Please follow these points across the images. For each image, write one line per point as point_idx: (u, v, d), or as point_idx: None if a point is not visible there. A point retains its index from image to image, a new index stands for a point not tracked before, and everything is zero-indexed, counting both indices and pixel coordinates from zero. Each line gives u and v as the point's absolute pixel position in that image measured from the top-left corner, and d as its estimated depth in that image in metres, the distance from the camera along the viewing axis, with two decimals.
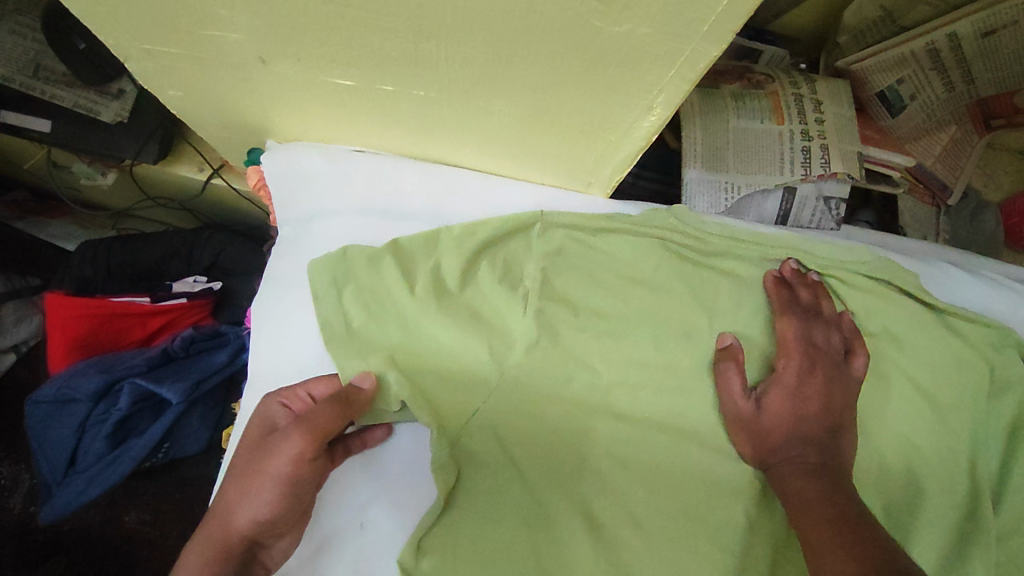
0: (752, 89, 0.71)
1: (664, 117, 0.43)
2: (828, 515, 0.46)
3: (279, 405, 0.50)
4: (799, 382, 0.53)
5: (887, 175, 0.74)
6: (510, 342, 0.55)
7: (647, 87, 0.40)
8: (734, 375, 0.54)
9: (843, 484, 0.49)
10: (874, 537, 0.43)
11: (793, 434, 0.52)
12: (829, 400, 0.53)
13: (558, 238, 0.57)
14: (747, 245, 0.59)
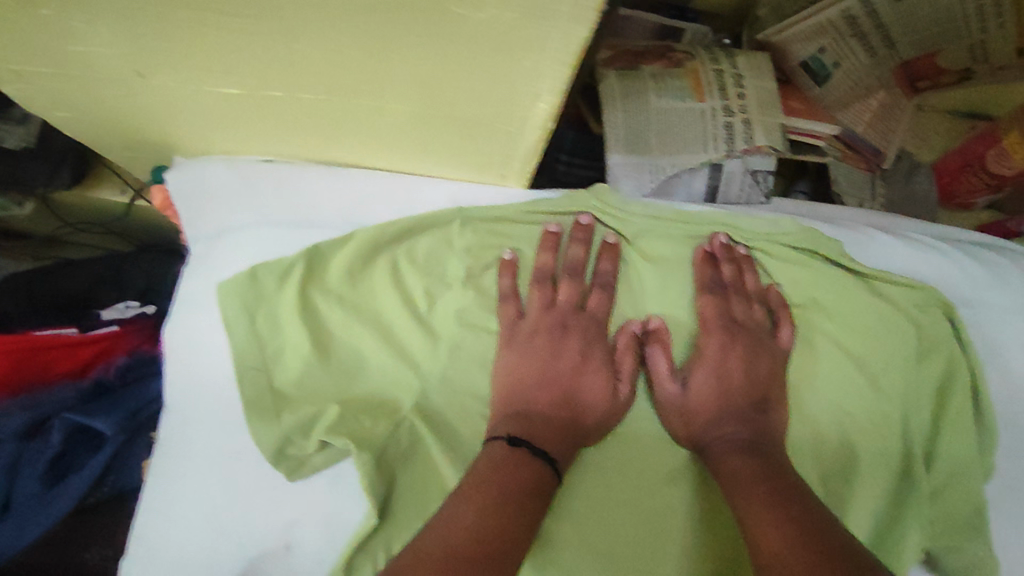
0: (672, 68, 0.69)
1: (554, 103, 0.42)
2: (761, 490, 0.46)
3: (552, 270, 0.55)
4: (722, 356, 0.54)
5: (811, 145, 0.72)
6: (433, 345, 0.54)
7: (528, 75, 0.39)
8: (659, 356, 0.54)
9: (772, 457, 0.49)
10: (806, 509, 0.43)
11: (718, 411, 0.52)
12: (751, 375, 0.54)
13: (478, 232, 0.56)
14: (673, 223, 0.59)
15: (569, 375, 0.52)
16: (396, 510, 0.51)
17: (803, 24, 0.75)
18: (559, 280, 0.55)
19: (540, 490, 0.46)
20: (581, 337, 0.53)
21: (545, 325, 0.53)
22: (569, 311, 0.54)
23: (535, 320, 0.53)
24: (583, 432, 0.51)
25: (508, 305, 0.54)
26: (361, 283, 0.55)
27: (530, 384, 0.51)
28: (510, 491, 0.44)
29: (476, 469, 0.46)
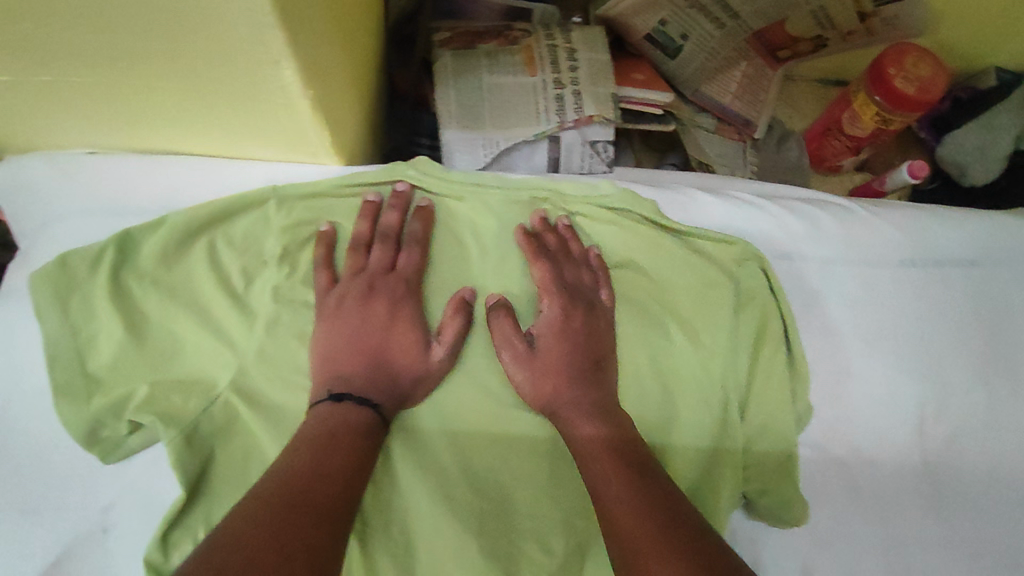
0: (507, 45, 0.71)
1: (297, 76, 0.42)
2: (619, 469, 0.49)
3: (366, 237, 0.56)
4: (566, 334, 0.56)
5: (648, 113, 0.75)
6: (251, 324, 0.55)
7: (260, 54, 0.40)
8: (504, 339, 0.56)
9: (622, 426, 0.52)
10: (654, 483, 0.47)
11: (562, 385, 0.54)
12: (592, 349, 0.56)
13: (293, 210, 0.57)
14: (491, 191, 0.60)
15: (380, 337, 0.53)
16: (217, 485, 0.52)
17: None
18: (371, 244, 0.56)
19: (351, 443, 0.48)
20: (386, 297, 0.54)
21: (354, 290, 0.54)
22: (378, 273, 0.55)
23: (343, 288, 0.54)
24: (403, 386, 0.53)
25: (320, 275, 0.55)
26: (178, 265, 0.56)
27: (339, 347, 0.53)
28: (328, 451, 0.47)
29: (297, 437, 0.48)
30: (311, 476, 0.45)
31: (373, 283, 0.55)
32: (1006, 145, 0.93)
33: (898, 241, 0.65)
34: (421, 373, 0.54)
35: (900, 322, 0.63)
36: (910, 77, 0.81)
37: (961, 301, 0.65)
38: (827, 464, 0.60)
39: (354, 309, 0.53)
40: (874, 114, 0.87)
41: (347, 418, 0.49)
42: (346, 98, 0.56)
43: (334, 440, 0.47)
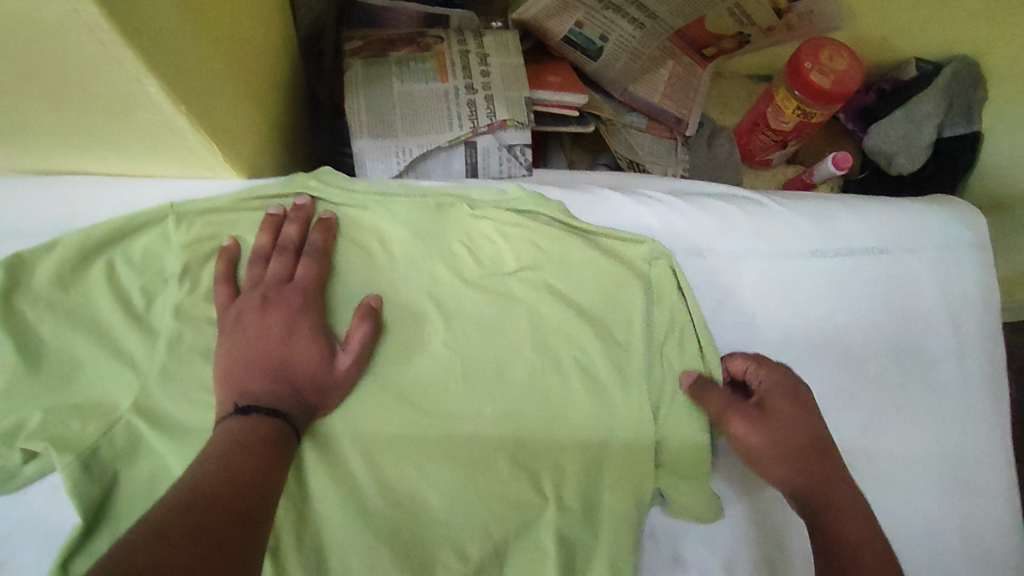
0: (418, 52, 0.72)
1: (160, 87, 0.42)
2: (847, 518, 0.53)
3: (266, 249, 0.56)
4: (773, 400, 0.57)
5: (561, 115, 0.77)
6: (152, 343, 0.54)
7: (122, 72, 0.40)
8: (736, 421, 0.57)
9: (830, 490, 0.55)
10: (859, 534, 0.52)
11: (798, 454, 0.56)
12: (782, 420, 0.57)
13: (193, 225, 0.56)
14: (399, 199, 0.60)
15: (278, 349, 0.51)
16: (119, 509, 0.51)
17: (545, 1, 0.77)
18: (270, 257, 0.55)
19: (264, 450, 0.46)
20: (285, 307, 0.53)
21: (250, 304, 0.53)
22: (274, 285, 0.54)
23: (241, 302, 0.53)
24: (307, 397, 0.52)
25: (221, 291, 0.54)
26: (75, 288, 0.54)
27: (237, 361, 0.51)
28: (240, 457, 0.45)
29: (204, 450, 0.46)
30: (229, 481, 0.43)
31: (270, 294, 0.54)
32: (927, 135, 0.94)
33: (807, 231, 0.66)
34: (325, 384, 0.53)
35: (812, 311, 0.64)
36: (826, 72, 0.83)
37: (872, 287, 0.66)
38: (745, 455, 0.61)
39: (253, 321, 0.52)
40: (795, 108, 0.88)
41: (254, 428, 0.47)
42: (241, 112, 0.56)
43: (243, 450, 0.46)
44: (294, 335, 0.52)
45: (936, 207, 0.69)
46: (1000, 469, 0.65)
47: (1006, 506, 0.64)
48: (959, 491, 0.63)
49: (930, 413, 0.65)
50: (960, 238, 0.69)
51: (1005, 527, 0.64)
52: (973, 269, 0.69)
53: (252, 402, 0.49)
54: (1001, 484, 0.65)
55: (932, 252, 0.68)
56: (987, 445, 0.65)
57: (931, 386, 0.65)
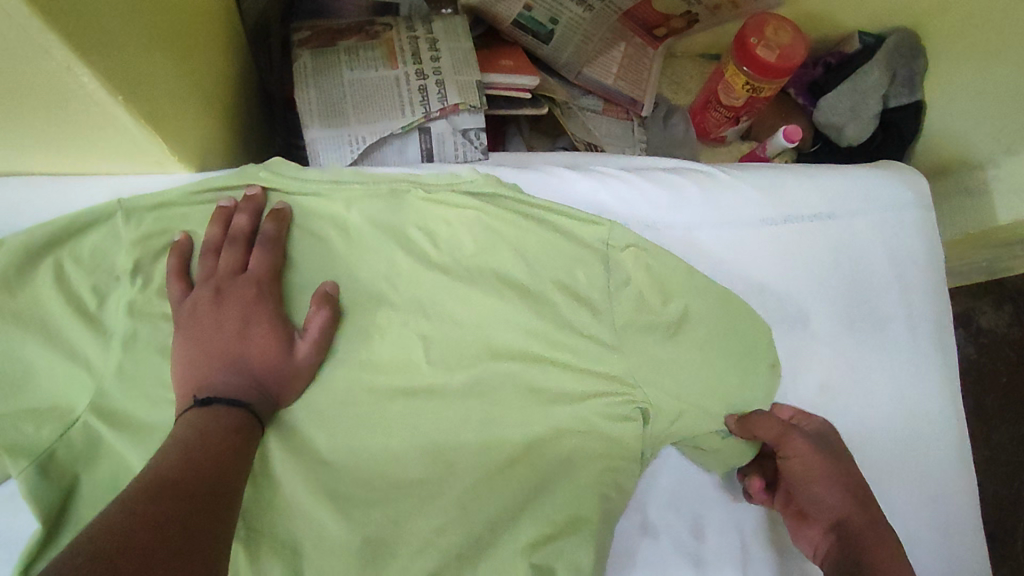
0: (368, 40, 0.71)
1: (93, 76, 0.42)
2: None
3: (218, 242, 0.55)
4: (829, 439, 0.60)
5: (514, 97, 0.77)
6: (106, 342, 0.53)
7: (50, 60, 0.39)
8: (794, 465, 0.58)
9: (874, 528, 0.56)
10: (898, 571, 0.53)
11: (857, 492, 0.58)
12: (841, 459, 0.59)
13: (142, 221, 0.55)
14: (352, 186, 0.60)
15: (236, 342, 0.51)
16: (81, 511, 0.50)
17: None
18: (222, 249, 0.55)
19: (223, 441, 0.46)
20: (239, 298, 0.52)
21: (204, 297, 0.53)
22: (227, 277, 0.53)
23: (194, 295, 0.53)
24: (269, 387, 0.51)
25: (174, 285, 0.54)
26: (21, 290, 0.53)
27: (194, 352, 0.51)
28: (204, 444, 0.45)
29: (167, 441, 0.45)
30: (192, 467, 0.43)
31: (223, 285, 0.53)
32: (873, 106, 0.97)
33: (758, 201, 0.67)
34: (287, 370, 0.53)
35: (764, 279, 0.66)
36: (771, 45, 0.85)
37: (822, 252, 0.68)
38: None
39: (207, 314, 0.52)
40: (744, 84, 0.90)
41: (219, 417, 0.47)
42: (186, 105, 0.55)
43: (209, 439, 0.45)
44: (250, 326, 0.52)
45: (880, 173, 0.72)
46: (949, 420, 0.68)
47: (954, 454, 0.68)
48: (908, 442, 0.67)
49: (880, 369, 0.67)
50: (904, 201, 0.71)
51: (953, 474, 0.67)
52: (919, 231, 0.71)
53: (213, 394, 0.49)
54: (949, 434, 0.68)
55: (879, 215, 0.70)
56: (937, 399, 0.68)
57: (884, 345, 0.68)
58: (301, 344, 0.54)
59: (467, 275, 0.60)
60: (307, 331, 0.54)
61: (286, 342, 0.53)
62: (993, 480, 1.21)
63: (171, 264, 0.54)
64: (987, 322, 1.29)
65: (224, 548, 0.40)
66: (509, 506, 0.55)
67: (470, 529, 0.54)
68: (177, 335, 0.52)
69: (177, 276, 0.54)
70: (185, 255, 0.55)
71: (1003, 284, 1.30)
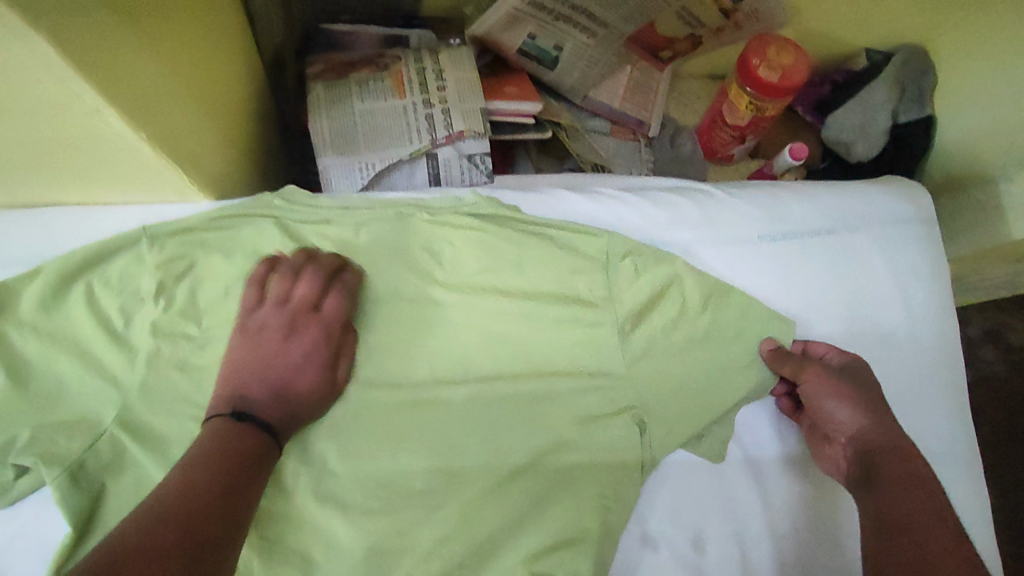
0: (378, 72, 0.75)
1: (120, 116, 0.46)
2: (908, 490, 0.53)
3: (296, 267, 0.59)
4: (855, 367, 0.61)
5: (517, 123, 0.80)
6: (132, 358, 0.57)
7: (81, 103, 0.44)
8: (810, 385, 0.60)
9: (891, 441, 0.57)
10: (910, 472, 0.54)
11: (879, 410, 0.59)
12: (862, 380, 0.60)
13: (167, 246, 0.59)
14: (360, 211, 0.63)
15: (264, 367, 0.54)
16: (105, 518, 0.53)
17: (495, 16, 0.80)
18: (301, 273, 0.59)
19: (244, 446, 0.49)
20: (303, 333, 0.56)
21: (274, 319, 0.57)
22: (301, 308, 0.57)
23: (266, 312, 0.57)
24: (297, 412, 0.54)
25: (245, 299, 0.57)
26: (57, 311, 0.57)
27: (235, 369, 0.54)
28: (227, 456, 0.48)
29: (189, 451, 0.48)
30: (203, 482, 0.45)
31: (294, 313, 0.57)
32: (883, 122, 0.98)
33: (756, 218, 0.68)
34: (318, 403, 0.56)
35: (766, 294, 0.67)
36: (773, 66, 0.87)
37: (822, 269, 0.68)
38: (736, 454, 0.63)
39: (271, 336, 0.56)
40: (748, 104, 0.91)
41: (245, 436, 0.50)
42: (205, 136, 0.59)
43: (229, 452, 0.48)
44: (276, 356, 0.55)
45: (880, 188, 0.72)
46: (958, 434, 0.68)
47: (965, 469, 0.67)
48: None
49: (887, 385, 0.67)
50: (903, 215, 0.72)
51: (968, 491, 0.66)
52: (921, 245, 0.71)
53: (248, 411, 0.51)
54: (959, 446, 0.67)
55: (879, 231, 0.71)
56: (944, 412, 0.68)
57: (889, 360, 0.68)
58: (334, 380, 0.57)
59: (470, 293, 0.62)
60: (340, 360, 0.58)
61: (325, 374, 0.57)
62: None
63: (254, 277, 0.58)
64: (1018, 339, 1.29)
65: (230, 571, 0.43)
66: (512, 517, 0.56)
67: (474, 538, 0.55)
68: (234, 347, 0.55)
69: (253, 292, 0.58)
70: (265, 273, 0.59)
71: None
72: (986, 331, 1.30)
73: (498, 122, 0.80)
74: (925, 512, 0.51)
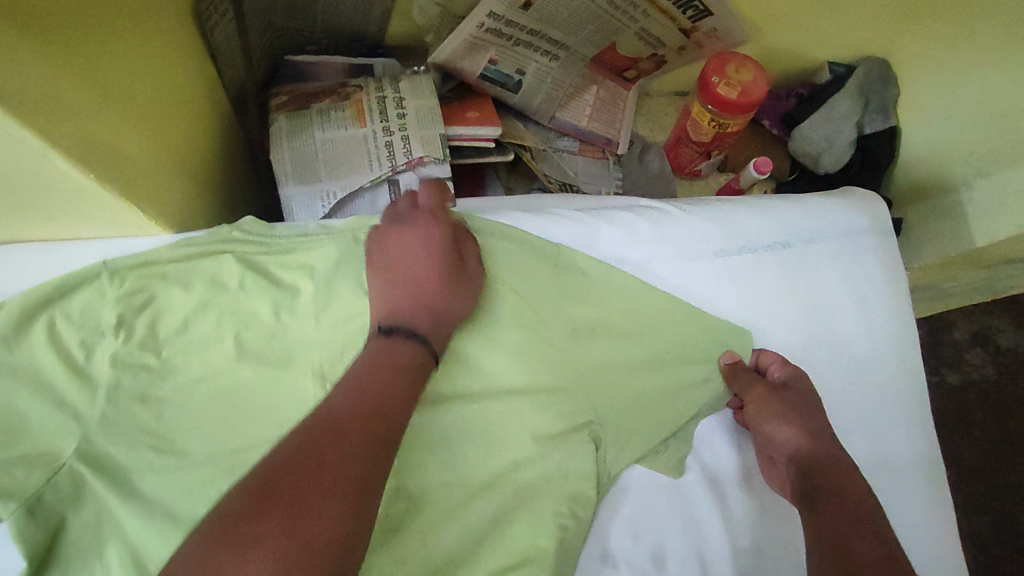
0: (339, 102, 0.77)
1: (64, 157, 0.47)
2: (845, 507, 0.56)
3: (415, 203, 0.63)
4: (798, 386, 0.63)
5: (476, 147, 0.83)
6: (92, 390, 0.58)
7: (26, 148, 0.45)
8: (753, 402, 0.63)
9: (829, 460, 0.60)
10: (850, 490, 0.57)
11: (817, 428, 0.61)
12: (802, 397, 0.63)
13: (127, 279, 0.61)
14: (318, 239, 0.65)
15: (438, 275, 0.58)
16: (65, 549, 0.53)
17: (454, 44, 0.82)
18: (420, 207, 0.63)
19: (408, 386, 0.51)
20: (426, 227, 0.60)
21: (401, 226, 0.61)
22: (419, 212, 0.62)
23: (391, 229, 0.61)
24: (439, 324, 0.57)
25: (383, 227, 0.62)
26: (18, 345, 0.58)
27: (389, 281, 0.57)
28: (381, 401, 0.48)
29: (338, 392, 0.48)
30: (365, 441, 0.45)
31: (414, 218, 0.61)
32: (848, 133, 0.99)
33: (709, 234, 0.69)
34: (464, 292, 0.59)
35: (720, 307, 0.68)
36: (732, 83, 0.88)
37: (776, 282, 0.69)
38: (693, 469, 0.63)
39: (398, 247, 0.59)
40: (710, 120, 0.92)
41: (405, 346, 0.53)
42: (155, 167, 0.60)
43: (384, 374, 0.50)
44: (440, 281, 0.58)
45: (834, 200, 0.73)
46: (917, 441, 0.68)
47: (927, 477, 0.67)
48: (879, 469, 0.66)
49: (843, 397, 0.67)
50: (857, 226, 0.73)
51: (929, 499, 0.67)
52: (875, 255, 0.72)
53: (392, 325, 0.54)
54: (919, 453, 0.68)
55: (834, 243, 0.72)
56: (903, 420, 0.68)
57: (847, 369, 0.68)
58: (475, 276, 0.61)
59: None
60: (472, 262, 0.61)
61: (467, 269, 0.61)
62: (1014, 501, 1.20)
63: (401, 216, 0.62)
64: (1007, 341, 1.29)
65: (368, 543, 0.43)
66: (471, 539, 0.56)
67: (430, 561, 0.55)
68: (371, 263, 0.59)
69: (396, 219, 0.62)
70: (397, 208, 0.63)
71: (1019, 301, 1.31)
72: (973, 335, 1.30)
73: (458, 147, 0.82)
74: (864, 529, 0.54)
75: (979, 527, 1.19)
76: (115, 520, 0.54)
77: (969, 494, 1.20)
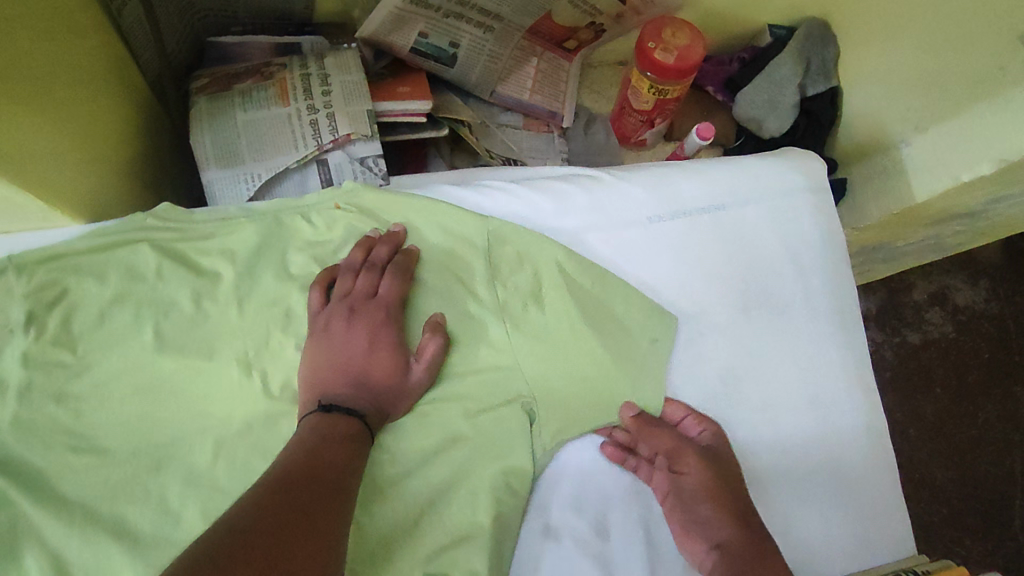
0: (262, 82, 0.74)
1: None
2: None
3: (352, 273, 0.60)
4: (719, 449, 0.62)
5: (408, 122, 0.82)
6: (3, 393, 0.55)
7: None
8: (685, 463, 0.60)
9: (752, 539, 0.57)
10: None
11: (738, 501, 0.59)
12: (723, 464, 0.61)
13: (35, 274, 0.58)
14: (238, 223, 0.62)
15: (383, 371, 0.56)
16: None
17: (379, 17, 0.80)
18: (360, 271, 0.60)
19: (345, 456, 0.50)
20: (367, 321, 0.57)
21: (339, 313, 0.58)
22: (361, 298, 0.58)
23: (329, 309, 0.58)
24: (384, 402, 0.56)
25: (316, 295, 0.59)
26: None
27: (328, 368, 0.56)
28: (318, 474, 0.47)
29: (279, 465, 0.48)
30: (305, 511, 0.44)
31: (355, 306, 0.58)
32: (791, 95, 0.98)
33: (645, 200, 0.68)
34: (413, 385, 0.57)
35: (656, 273, 0.67)
36: (669, 48, 0.87)
37: (713, 245, 0.69)
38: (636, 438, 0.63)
39: (339, 334, 0.57)
40: (649, 88, 0.91)
41: (339, 423, 0.52)
42: (63, 164, 0.58)
43: (327, 447, 0.50)
44: (377, 345, 0.57)
45: (769, 159, 0.73)
46: (860, 397, 0.68)
47: (868, 431, 0.68)
48: (823, 426, 0.67)
49: (783, 356, 0.68)
50: (794, 185, 0.72)
51: (870, 453, 0.67)
52: (813, 213, 0.72)
53: (332, 402, 0.53)
54: (862, 409, 0.68)
55: (770, 204, 0.71)
56: (843, 377, 0.68)
57: (786, 330, 0.68)
58: (427, 360, 0.58)
59: None
60: (420, 343, 0.59)
61: (418, 359, 0.58)
62: (974, 455, 1.23)
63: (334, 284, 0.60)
64: (963, 299, 1.31)
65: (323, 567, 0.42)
66: (408, 521, 0.55)
67: (365, 546, 0.54)
68: (309, 355, 0.57)
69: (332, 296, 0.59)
70: (331, 280, 0.60)
71: (973, 259, 1.33)
72: (930, 294, 1.31)
73: (390, 123, 0.82)
74: None
75: (940, 481, 1.21)
76: (34, 524, 0.52)
77: (931, 450, 1.23)
